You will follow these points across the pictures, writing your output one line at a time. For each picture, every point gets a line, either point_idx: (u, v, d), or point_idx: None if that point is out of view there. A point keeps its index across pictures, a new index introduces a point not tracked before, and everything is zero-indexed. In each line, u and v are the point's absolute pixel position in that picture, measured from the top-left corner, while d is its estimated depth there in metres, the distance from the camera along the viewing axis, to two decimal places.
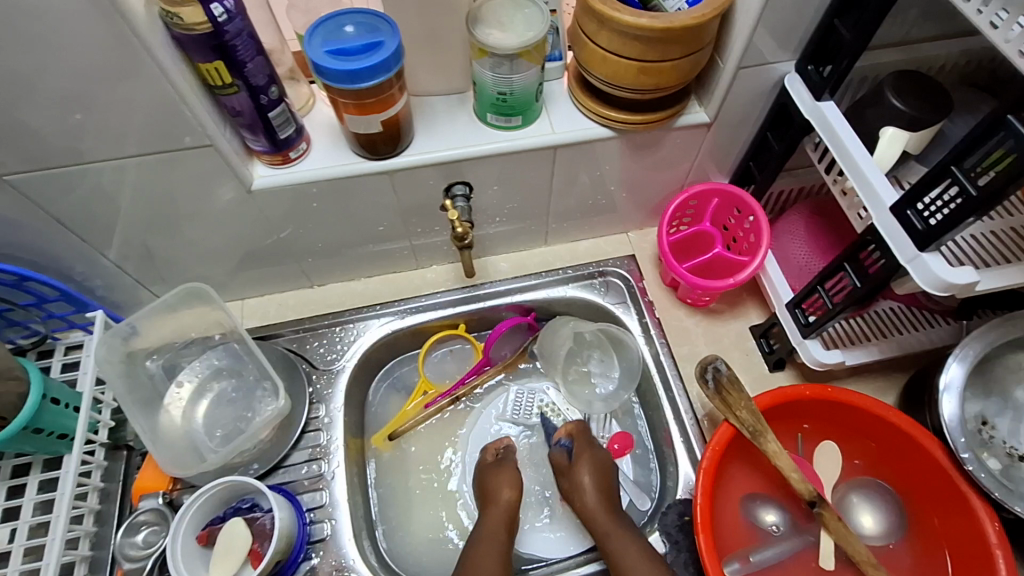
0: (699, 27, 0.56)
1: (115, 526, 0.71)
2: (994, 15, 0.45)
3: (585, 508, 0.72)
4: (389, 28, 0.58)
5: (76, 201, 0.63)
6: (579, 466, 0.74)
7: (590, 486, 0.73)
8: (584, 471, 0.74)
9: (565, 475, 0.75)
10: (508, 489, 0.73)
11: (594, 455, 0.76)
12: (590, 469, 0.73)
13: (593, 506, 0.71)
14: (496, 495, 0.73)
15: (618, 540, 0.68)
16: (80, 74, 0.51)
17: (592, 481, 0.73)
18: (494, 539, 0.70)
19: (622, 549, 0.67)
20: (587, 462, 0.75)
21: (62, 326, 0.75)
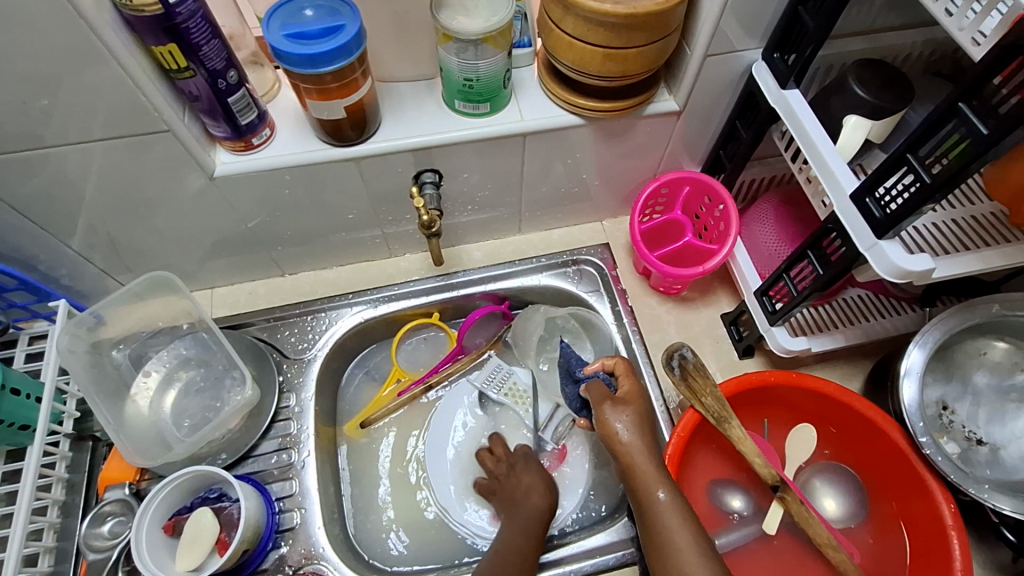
0: (665, 14, 0.56)
1: (81, 516, 0.70)
2: (949, 2, 0.45)
3: (630, 456, 0.64)
4: (350, 11, 0.57)
5: (34, 189, 0.62)
6: (630, 408, 0.68)
7: (639, 431, 0.66)
8: (634, 415, 0.67)
9: (610, 409, 0.68)
10: (540, 497, 0.71)
11: (644, 403, 0.70)
12: (638, 411, 0.68)
13: (644, 457, 0.63)
14: (527, 495, 0.71)
15: (670, 503, 0.59)
16: (31, 55, 0.49)
17: (640, 427, 0.67)
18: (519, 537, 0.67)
19: (670, 514, 0.58)
20: (637, 407, 0.68)
21: (25, 316, 0.73)
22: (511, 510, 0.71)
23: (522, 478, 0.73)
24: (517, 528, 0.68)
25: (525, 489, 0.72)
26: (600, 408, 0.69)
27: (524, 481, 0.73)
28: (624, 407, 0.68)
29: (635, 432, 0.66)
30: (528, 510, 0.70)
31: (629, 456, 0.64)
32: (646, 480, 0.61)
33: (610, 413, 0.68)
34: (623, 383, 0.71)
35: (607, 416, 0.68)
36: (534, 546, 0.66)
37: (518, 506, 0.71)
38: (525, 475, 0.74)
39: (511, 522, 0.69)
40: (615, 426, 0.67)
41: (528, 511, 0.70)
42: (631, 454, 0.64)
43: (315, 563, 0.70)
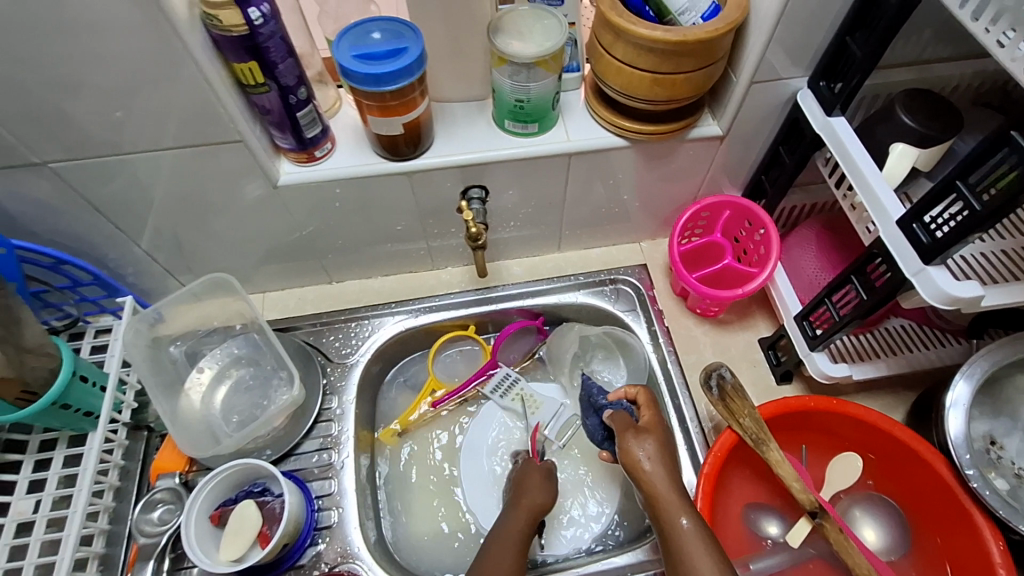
0: (713, 41, 0.58)
1: (132, 502, 0.74)
2: (1000, 33, 0.44)
3: (653, 484, 0.62)
4: (414, 34, 0.61)
5: (112, 193, 0.67)
6: (652, 437, 0.66)
7: (662, 461, 0.64)
8: (657, 444, 0.66)
9: (633, 438, 0.66)
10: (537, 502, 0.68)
11: (665, 434, 0.68)
12: (659, 441, 0.66)
13: (668, 487, 0.62)
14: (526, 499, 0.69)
15: (691, 530, 0.58)
16: (127, 72, 0.55)
17: (663, 456, 0.65)
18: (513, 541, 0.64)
19: (693, 543, 0.57)
20: (658, 436, 0.67)
21: (93, 310, 0.79)
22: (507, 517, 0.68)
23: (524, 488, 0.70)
24: (509, 536, 0.65)
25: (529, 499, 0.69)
26: (622, 436, 0.67)
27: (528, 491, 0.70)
28: (647, 436, 0.66)
29: (659, 462, 0.64)
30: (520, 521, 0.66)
31: (652, 485, 0.62)
32: (670, 509, 0.60)
33: (631, 442, 0.66)
34: (644, 415, 0.70)
35: (629, 443, 0.66)
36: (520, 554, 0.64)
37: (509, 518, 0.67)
38: (537, 483, 0.70)
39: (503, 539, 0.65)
40: (636, 455, 0.65)
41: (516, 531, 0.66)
42: (653, 482, 0.62)
43: (350, 562, 0.72)
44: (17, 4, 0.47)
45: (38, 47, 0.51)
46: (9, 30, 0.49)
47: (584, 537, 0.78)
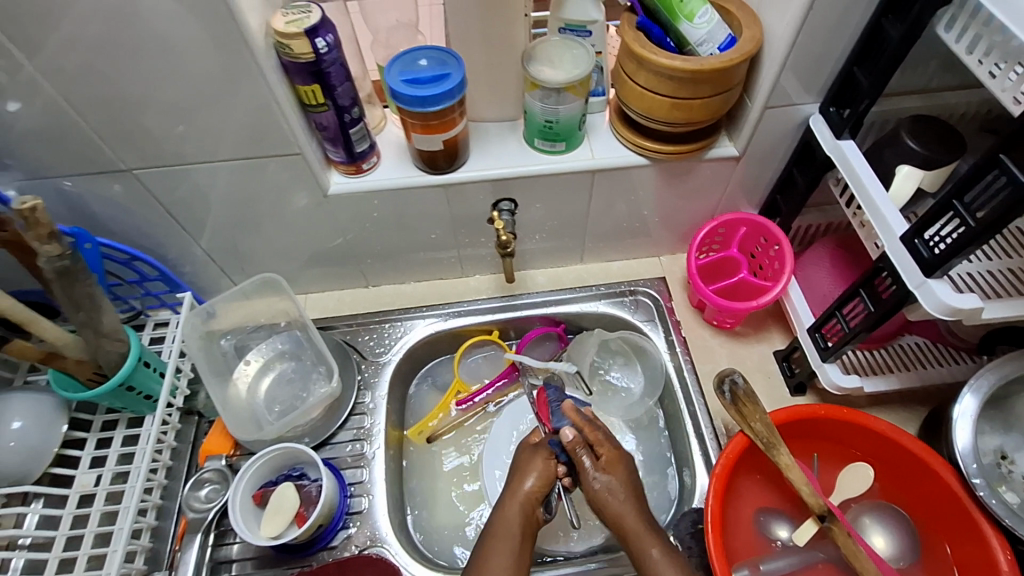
0: (729, 70, 0.63)
1: (183, 481, 0.80)
2: (992, 65, 0.48)
3: (620, 518, 0.66)
4: (457, 62, 0.68)
5: (183, 197, 0.75)
6: (616, 468, 0.69)
7: (625, 493, 0.68)
8: (621, 475, 0.69)
9: (594, 475, 0.69)
10: (532, 481, 0.68)
11: (628, 461, 0.71)
12: (618, 472, 0.69)
13: (634, 518, 0.66)
14: (518, 480, 0.69)
15: (662, 559, 0.63)
16: (207, 91, 0.62)
17: (628, 486, 0.68)
18: (508, 538, 0.64)
19: (664, 571, 0.62)
20: (618, 466, 0.70)
21: (154, 305, 0.87)
22: (504, 500, 0.68)
23: (520, 473, 0.70)
24: (506, 527, 0.65)
25: (521, 483, 0.69)
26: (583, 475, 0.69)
27: (522, 473, 0.69)
28: (606, 469, 0.69)
29: (622, 495, 0.67)
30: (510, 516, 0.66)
31: (621, 520, 0.66)
32: (641, 541, 0.64)
33: (595, 480, 0.68)
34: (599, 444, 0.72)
35: (591, 475, 0.69)
36: (516, 549, 0.64)
37: (502, 512, 0.67)
38: (530, 459, 0.70)
39: (493, 541, 0.64)
40: (599, 489, 0.68)
41: (506, 531, 0.65)
42: (621, 518, 0.66)
43: (377, 547, 0.76)
44: (122, 34, 0.55)
45: (135, 69, 0.59)
46: (114, 54, 0.57)
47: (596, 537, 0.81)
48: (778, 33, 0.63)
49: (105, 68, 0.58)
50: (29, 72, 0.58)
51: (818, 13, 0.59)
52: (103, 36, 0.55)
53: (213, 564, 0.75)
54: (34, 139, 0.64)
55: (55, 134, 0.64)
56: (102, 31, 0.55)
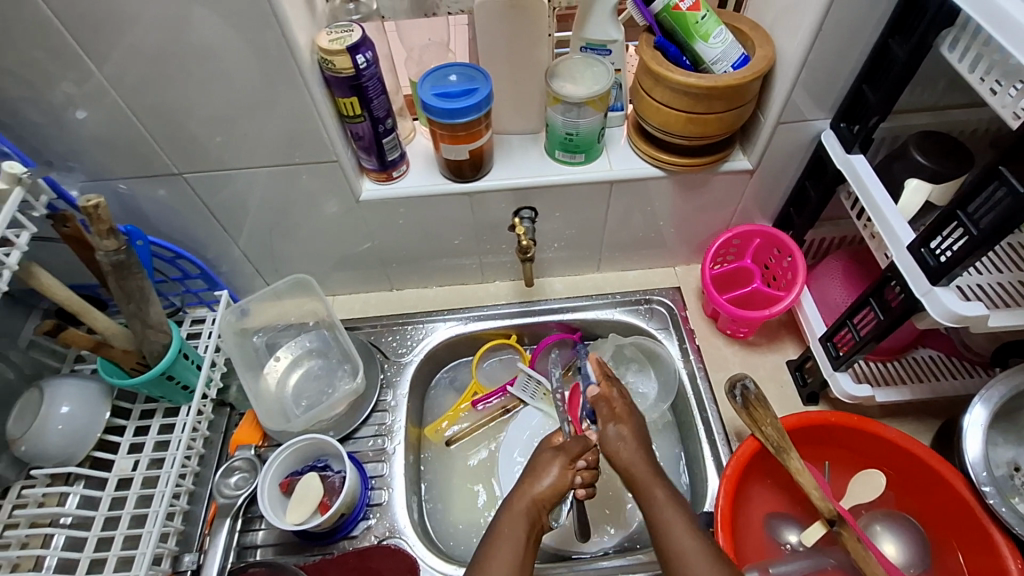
0: (741, 86, 0.66)
1: (214, 469, 0.84)
2: (992, 83, 0.51)
3: (630, 466, 0.68)
4: (484, 77, 0.72)
5: (225, 201, 0.81)
6: (626, 422, 0.72)
7: (636, 444, 0.70)
8: (631, 428, 0.72)
9: (610, 427, 0.72)
10: (545, 484, 0.66)
11: (636, 417, 0.74)
12: (632, 426, 0.72)
13: (640, 465, 0.67)
14: (534, 480, 0.66)
15: (664, 499, 0.64)
16: (254, 102, 0.68)
17: (637, 439, 0.70)
18: (512, 546, 0.61)
19: (668, 510, 0.62)
20: (631, 420, 0.73)
21: (193, 302, 0.91)
22: (511, 505, 0.65)
23: (536, 473, 0.67)
24: (511, 536, 0.62)
25: (536, 484, 0.66)
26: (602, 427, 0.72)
27: (538, 475, 0.67)
28: (621, 423, 0.72)
29: (634, 445, 0.70)
30: (518, 513, 0.63)
31: (629, 468, 0.68)
32: (646, 485, 0.65)
33: (611, 432, 0.71)
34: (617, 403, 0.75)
35: (606, 429, 0.72)
36: (515, 560, 0.60)
37: (508, 516, 0.64)
38: (546, 463, 0.68)
39: (498, 543, 0.61)
40: (612, 439, 0.70)
41: (510, 532, 0.62)
42: (630, 466, 0.68)
43: (395, 539, 0.79)
44: (184, 48, 0.61)
45: (192, 81, 0.65)
46: (175, 67, 0.63)
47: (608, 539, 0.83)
48: (789, 52, 0.66)
49: (165, 79, 0.64)
50: (98, 83, 0.64)
51: (827, 34, 0.62)
52: (166, 51, 0.61)
53: (240, 549, 0.79)
54: (96, 142, 0.70)
55: (116, 140, 0.70)
56: (166, 46, 0.61)
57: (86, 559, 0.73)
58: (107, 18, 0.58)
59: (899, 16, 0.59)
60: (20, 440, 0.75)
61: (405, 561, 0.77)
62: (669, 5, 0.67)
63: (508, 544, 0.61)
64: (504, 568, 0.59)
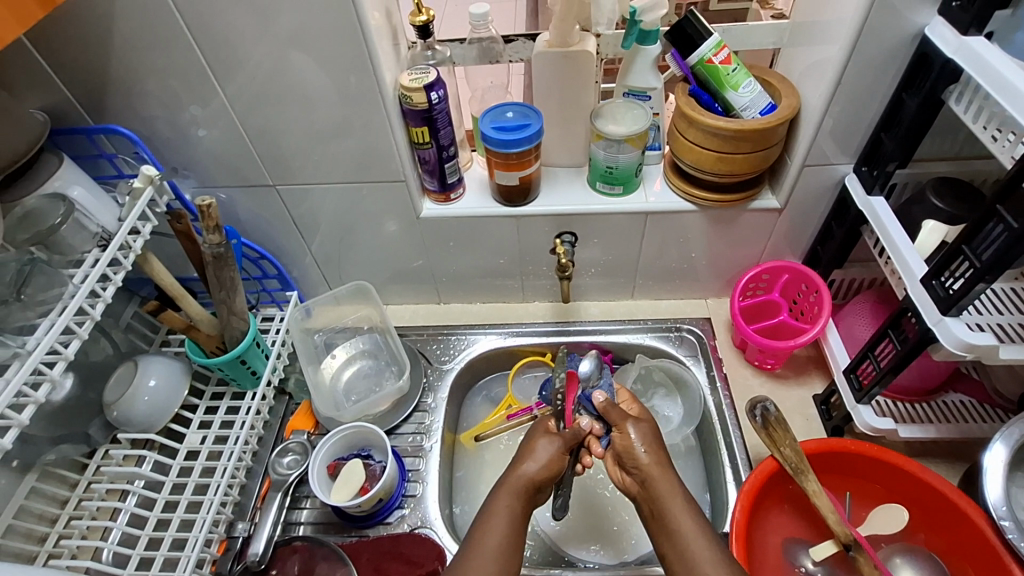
0: (768, 131, 0.74)
1: (270, 449, 0.93)
2: (993, 131, 0.58)
3: (648, 470, 0.68)
4: (537, 116, 0.83)
5: (307, 213, 0.93)
6: (646, 426, 0.72)
7: (652, 447, 0.70)
8: (650, 432, 0.72)
9: (625, 427, 0.71)
10: (537, 462, 0.69)
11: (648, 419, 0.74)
12: (642, 428, 0.72)
13: (656, 474, 0.68)
14: (529, 454, 0.71)
15: (683, 513, 0.64)
16: (342, 129, 0.80)
17: (653, 442, 0.71)
18: (503, 521, 0.65)
19: (693, 537, 0.62)
20: (645, 422, 0.73)
21: (266, 301, 1.04)
22: (505, 477, 0.69)
23: (530, 451, 0.71)
24: (505, 509, 0.66)
25: (531, 461, 0.70)
26: (619, 428, 0.72)
27: (532, 450, 0.71)
28: (636, 424, 0.72)
29: (650, 446, 0.70)
30: (514, 490, 0.67)
31: (648, 471, 0.68)
32: (671, 507, 0.65)
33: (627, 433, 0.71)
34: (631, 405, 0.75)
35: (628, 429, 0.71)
36: (504, 539, 0.64)
37: (501, 488, 0.68)
38: (539, 442, 0.72)
39: (491, 518, 0.65)
40: (628, 442, 0.70)
41: (504, 508, 0.66)
42: (647, 471, 0.68)
43: (424, 529, 0.85)
44: (293, 82, 0.74)
45: (295, 109, 0.78)
46: (284, 98, 0.76)
47: (631, 551, 0.87)
48: (813, 101, 0.73)
49: (275, 107, 0.77)
50: (222, 108, 0.78)
51: (847, 87, 0.69)
52: (280, 84, 0.75)
53: (285, 524, 0.87)
54: (210, 156, 0.84)
55: (227, 154, 0.84)
56: (280, 80, 0.74)
57: (154, 518, 0.80)
58: (237, 57, 0.71)
59: (911, 72, 0.66)
60: (114, 406, 0.85)
61: (432, 548, 0.83)
62: (703, 59, 0.75)
63: (506, 516, 0.65)
64: (499, 539, 0.64)
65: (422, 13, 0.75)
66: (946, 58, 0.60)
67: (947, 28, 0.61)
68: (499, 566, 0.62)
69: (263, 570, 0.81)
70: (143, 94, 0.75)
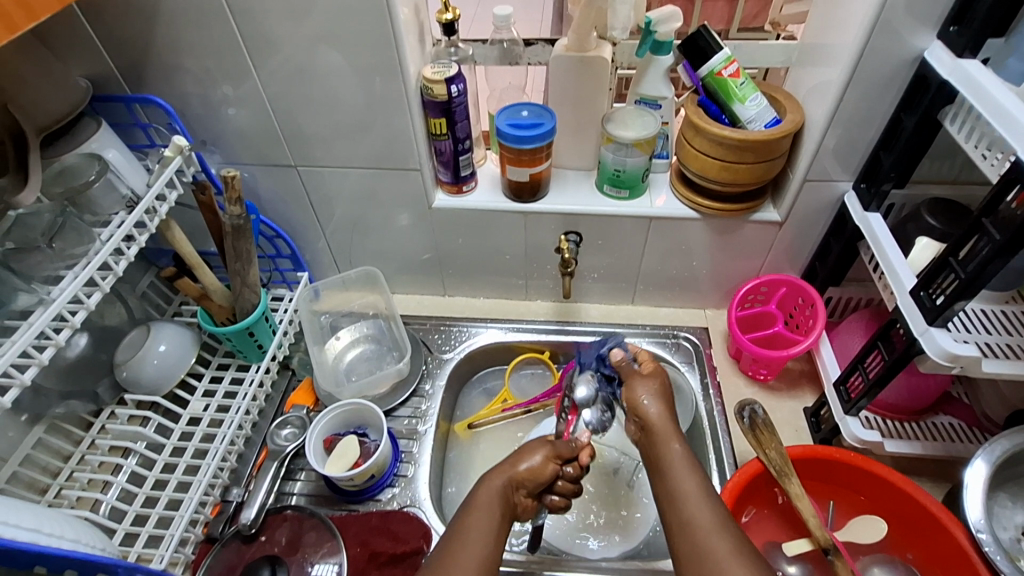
0: (772, 142, 0.77)
1: (270, 421, 0.96)
2: (983, 150, 0.60)
3: (653, 419, 0.69)
4: (551, 115, 0.86)
5: (324, 197, 0.97)
6: (654, 381, 0.73)
7: (662, 397, 0.71)
8: (658, 387, 0.72)
9: (638, 381, 0.72)
10: (525, 465, 0.71)
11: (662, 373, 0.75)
12: (658, 384, 0.72)
13: (664, 423, 0.69)
14: (518, 459, 0.72)
15: (682, 460, 0.66)
16: (365, 117, 0.84)
17: (662, 393, 0.72)
18: (484, 522, 0.65)
19: (687, 482, 0.64)
20: (660, 378, 0.73)
21: (277, 281, 1.08)
22: (493, 475, 0.70)
23: (521, 458, 0.72)
24: (484, 507, 0.66)
25: (527, 469, 0.71)
26: (629, 381, 0.73)
27: (525, 457, 0.72)
28: (650, 380, 0.73)
29: (659, 397, 0.71)
30: (495, 490, 0.68)
31: (651, 419, 0.70)
32: (673, 473, 0.65)
33: (638, 387, 0.72)
34: (643, 362, 0.75)
35: (638, 395, 0.71)
36: (489, 546, 0.63)
37: (480, 493, 0.68)
38: (533, 448, 0.73)
39: (471, 514, 0.66)
40: (641, 394, 0.71)
41: (485, 506, 0.67)
42: (650, 417, 0.70)
43: (413, 509, 0.87)
44: (323, 69, 0.79)
45: (322, 96, 0.82)
46: (312, 84, 0.80)
47: (615, 548, 0.88)
48: (816, 118, 0.76)
49: (303, 93, 0.82)
50: (254, 90, 0.82)
51: (848, 106, 0.72)
52: (309, 69, 0.79)
53: (279, 494, 0.90)
54: (237, 134, 0.88)
55: (253, 133, 0.88)
56: (310, 66, 0.78)
57: (152, 477, 0.82)
58: (271, 42, 0.76)
59: (909, 93, 0.69)
60: (124, 366, 0.88)
61: (420, 527, 0.84)
62: (713, 71, 0.79)
63: (486, 514, 0.66)
64: (479, 538, 0.63)
65: (449, 12, 0.79)
66: (942, 79, 0.64)
67: (945, 52, 0.64)
68: (481, 561, 0.62)
69: (253, 535, 0.83)
70: (180, 70, 0.79)
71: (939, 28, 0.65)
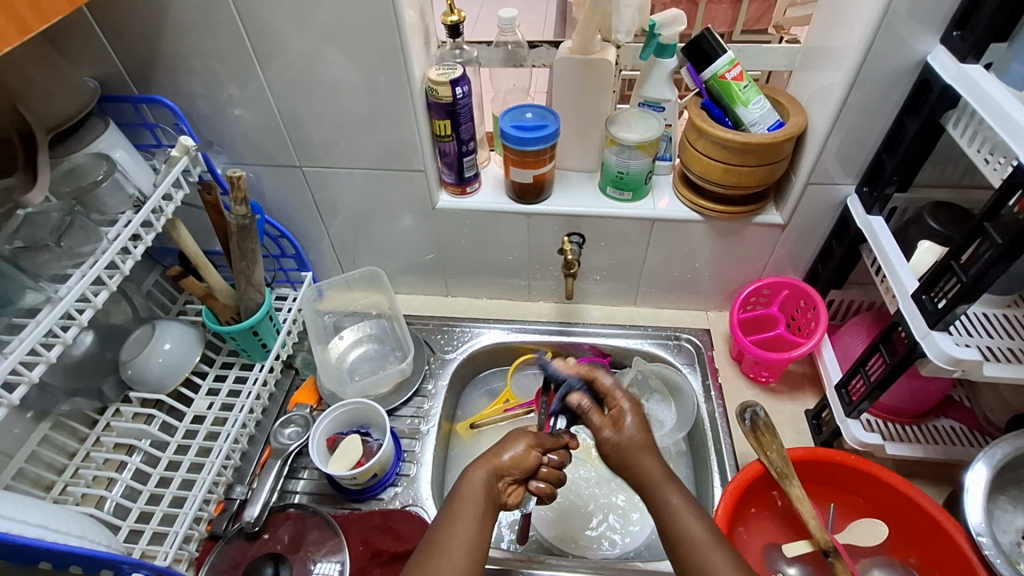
0: (775, 146, 0.77)
1: (274, 420, 0.97)
2: (986, 154, 0.61)
3: (641, 466, 0.65)
4: (555, 118, 0.87)
5: (329, 197, 0.97)
6: (627, 419, 0.69)
7: (641, 438, 0.67)
8: (633, 424, 0.68)
9: (610, 427, 0.68)
10: (509, 454, 0.70)
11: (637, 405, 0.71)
12: (633, 424, 0.68)
13: (652, 468, 0.65)
14: (502, 448, 0.71)
15: (682, 505, 0.62)
16: (370, 118, 0.85)
17: (641, 429, 0.68)
18: (469, 513, 0.64)
19: (695, 528, 0.60)
20: (634, 414, 0.69)
21: (281, 280, 1.09)
22: (477, 464, 0.69)
23: (505, 447, 0.71)
24: (467, 498, 0.65)
25: (511, 458, 0.70)
26: (600, 431, 0.69)
27: (510, 447, 0.71)
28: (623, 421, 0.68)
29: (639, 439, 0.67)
30: (478, 479, 0.67)
31: (638, 465, 0.66)
32: (678, 523, 0.61)
33: (612, 431, 0.68)
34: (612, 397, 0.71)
35: (606, 433, 0.68)
36: (474, 537, 0.62)
37: (464, 483, 0.67)
38: (517, 438, 0.72)
39: (455, 505, 0.65)
40: (618, 442, 0.67)
41: (470, 496, 0.66)
42: (638, 465, 0.65)
43: (415, 509, 0.87)
44: (329, 71, 0.79)
45: (327, 97, 0.82)
46: (318, 86, 0.81)
47: (617, 548, 0.88)
48: (819, 122, 0.77)
49: (308, 94, 0.82)
50: (260, 91, 0.82)
51: (852, 109, 0.73)
52: (316, 70, 0.79)
53: (282, 492, 0.90)
54: (243, 135, 0.89)
55: (258, 134, 0.88)
56: (316, 67, 0.79)
57: (156, 475, 0.82)
58: (277, 44, 0.76)
59: (913, 97, 0.69)
60: (128, 364, 0.88)
61: (421, 526, 0.85)
62: (716, 75, 0.79)
63: (470, 504, 0.65)
64: (464, 530, 0.62)
65: (454, 14, 0.80)
66: (945, 84, 0.64)
67: (948, 56, 0.64)
68: (467, 554, 0.61)
69: (255, 533, 0.84)
70: (187, 71, 0.80)
71: (943, 32, 0.65)
